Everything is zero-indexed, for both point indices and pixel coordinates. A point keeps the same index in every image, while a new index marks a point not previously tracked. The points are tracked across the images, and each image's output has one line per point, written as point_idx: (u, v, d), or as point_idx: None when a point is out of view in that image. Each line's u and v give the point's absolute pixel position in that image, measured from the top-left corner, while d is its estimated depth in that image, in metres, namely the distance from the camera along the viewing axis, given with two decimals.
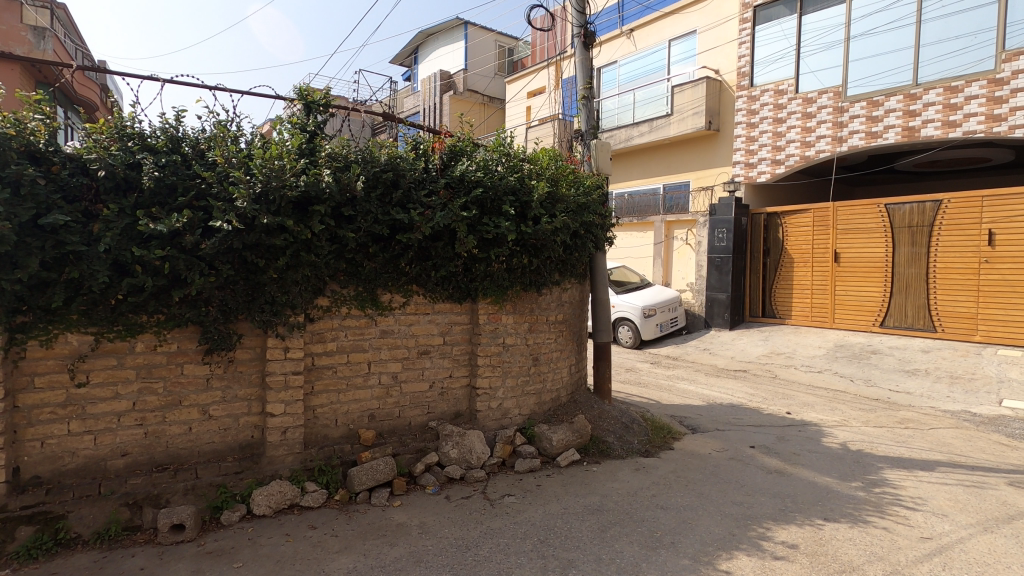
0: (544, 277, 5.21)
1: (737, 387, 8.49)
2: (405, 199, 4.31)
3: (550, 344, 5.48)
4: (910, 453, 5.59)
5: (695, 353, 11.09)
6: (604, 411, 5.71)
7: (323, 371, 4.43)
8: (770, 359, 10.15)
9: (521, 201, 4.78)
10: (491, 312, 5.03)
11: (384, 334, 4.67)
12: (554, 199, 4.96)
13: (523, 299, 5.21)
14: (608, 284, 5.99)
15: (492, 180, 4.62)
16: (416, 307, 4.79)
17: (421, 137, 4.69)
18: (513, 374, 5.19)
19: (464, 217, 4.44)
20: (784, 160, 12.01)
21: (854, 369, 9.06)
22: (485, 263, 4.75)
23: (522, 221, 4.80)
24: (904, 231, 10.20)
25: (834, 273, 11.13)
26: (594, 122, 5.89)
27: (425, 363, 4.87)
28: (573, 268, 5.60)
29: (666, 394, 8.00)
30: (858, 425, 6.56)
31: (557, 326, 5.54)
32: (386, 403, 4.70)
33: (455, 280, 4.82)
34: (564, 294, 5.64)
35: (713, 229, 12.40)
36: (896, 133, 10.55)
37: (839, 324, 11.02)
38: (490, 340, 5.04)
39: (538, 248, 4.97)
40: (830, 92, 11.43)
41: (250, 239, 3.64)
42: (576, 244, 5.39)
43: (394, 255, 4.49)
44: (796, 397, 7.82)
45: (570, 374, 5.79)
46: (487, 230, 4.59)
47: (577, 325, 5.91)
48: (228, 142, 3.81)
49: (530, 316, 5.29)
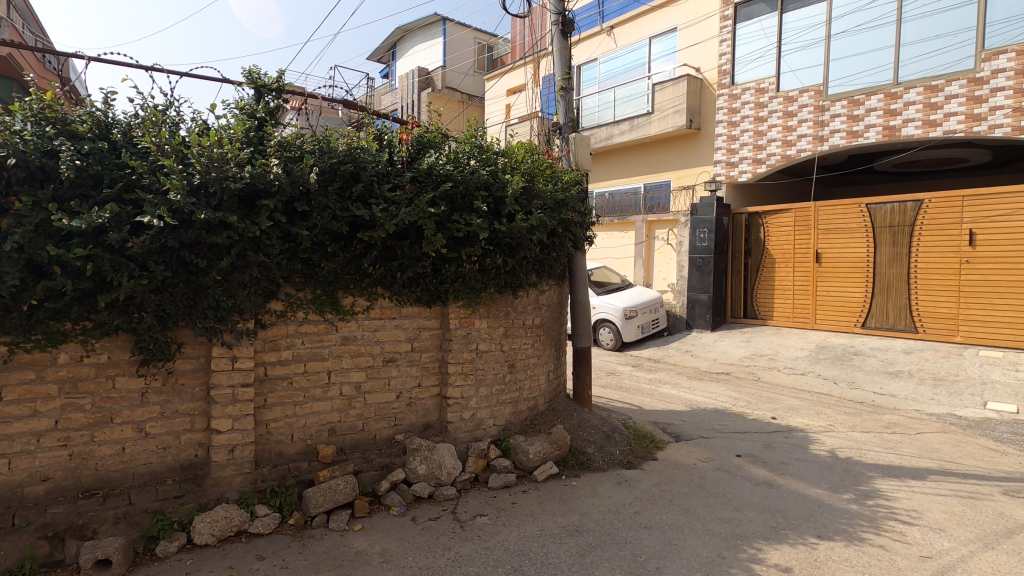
0: (520, 279, 4.88)
1: (720, 391, 8.27)
2: (366, 194, 3.96)
3: (527, 350, 5.15)
4: (900, 460, 5.39)
5: (676, 355, 10.87)
6: (584, 420, 5.40)
7: (277, 383, 4.04)
8: (752, 361, 9.97)
9: (494, 197, 4.44)
10: (463, 316, 4.68)
11: (346, 341, 4.30)
12: (530, 195, 4.63)
13: (497, 301, 4.88)
14: (588, 285, 5.68)
15: (463, 173, 4.28)
16: (381, 312, 4.43)
17: (385, 128, 4.32)
18: (487, 383, 4.86)
19: (432, 213, 4.10)
20: (765, 159, 11.88)
21: (837, 371, 8.91)
22: (455, 263, 4.42)
23: (496, 218, 4.47)
24: (885, 231, 10.11)
25: (816, 274, 11.02)
26: (572, 115, 5.58)
27: (391, 371, 4.51)
28: (551, 269, 5.28)
29: (648, 399, 7.74)
30: (845, 430, 6.37)
31: (534, 330, 5.22)
32: (348, 415, 4.33)
33: (423, 282, 4.47)
34: (542, 296, 5.32)
35: (694, 229, 12.22)
36: (876, 133, 10.46)
37: (821, 325, 10.91)
38: (461, 346, 4.69)
39: (513, 247, 4.64)
40: (811, 91, 11.31)
41: (187, 237, 3.26)
42: (555, 243, 5.06)
43: (355, 255, 4.13)
44: (780, 401, 7.62)
45: (548, 381, 5.48)
46: (457, 228, 4.25)
47: (555, 329, 5.60)
48: (163, 128, 3.40)
49: (506, 321, 4.96)
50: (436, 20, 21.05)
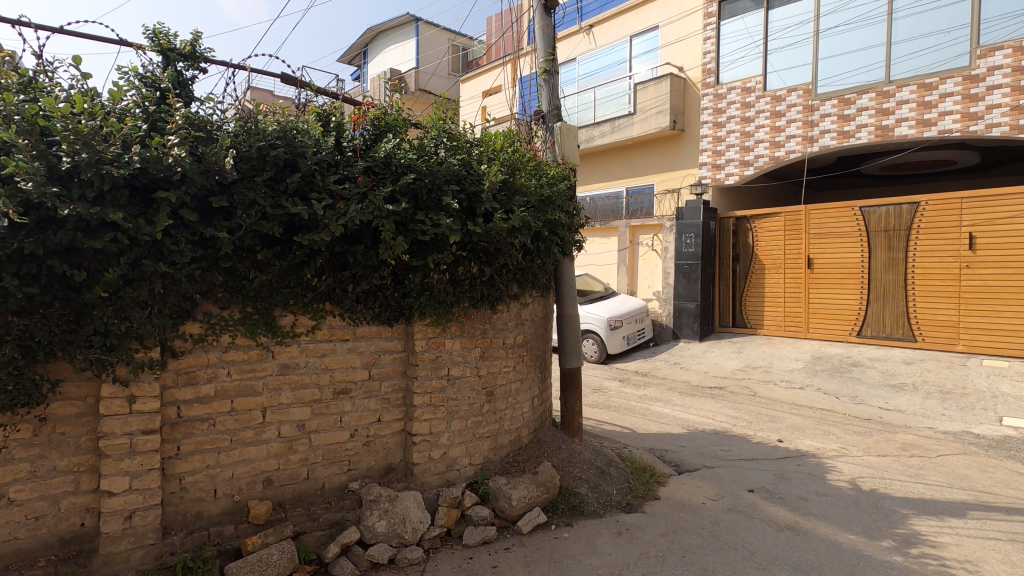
0: (498, 291, 4.14)
1: (716, 408, 7.62)
2: (306, 188, 3.16)
3: (508, 374, 4.39)
4: (930, 491, 4.77)
5: (665, 368, 10.22)
6: (574, 453, 4.65)
7: (195, 426, 3.22)
8: (746, 374, 9.36)
9: (467, 192, 3.70)
10: (431, 336, 3.91)
11: (285, 370, 3.49)
12: (511, 190, 3.88)
13: (473, 317, 4.12)
14: (576, 296, 4.93)
15: (429, 163, 3.52)
16: (330, 332, 3.62)
17: (333, 107, 3.54)
18: (461, 415, 4.08)
19: (390, 212, 3.33)
20: (753, 161, 11.35)
21: (837, 385, 8.34)
22: (420, 273, 3.66)
23: (470, 218, 3.73)
24: (881, 235, 9.66)
25: (808, 280, 10.52)
26: (556, 101, 4.86)
27: (344, 406, 3.70)
28: (535, 280, 4.54)
29: (640, 420, 7.02)
30: (860, 454, 5.75)
31: (516, 350, 4.47)
32: (288, 462, 3.51)
33: (382, 296, 3.69)
34: (525, 310, 4.58)
35: (680, 234, 11.65)
36: (869, 133, 10.02)
37: (813, 334, 10.40)
38: (429, 373, 3.91)
39: (490, 253, 3.90)
40: (800, 90, 10.83)
41: (53, 240, 2.44)
42: (540, 249, 4.32)
43: (295, 263, 3.34)
44: (783, 420, 6.98)
45: (531, 410, 4.73)
46: (422, 230, 3.49)
47: (539, 348, 4.86)
48: (23, 97, 2.55)
49: (482, 340, 4.19)
50: (408, 20, 20.27)
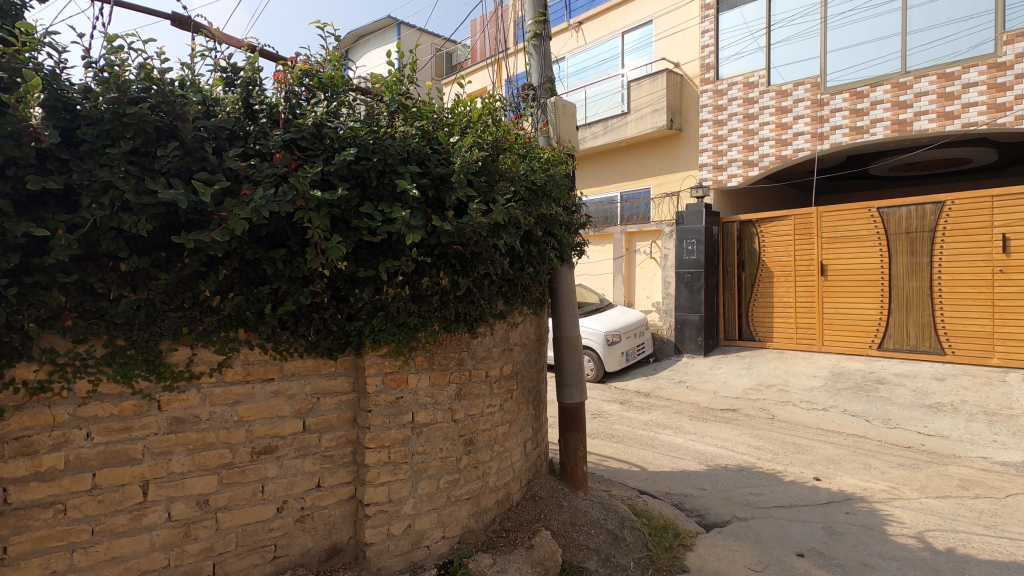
0: (479, 309, 3.18)
1: (734, 436, 6.65)
2: (192, 165, 2.18)
3: (493, 415, 3.41)
4: (1019, 548, 3.85)
5: (669, 388, 9.24)
6: (578, 513, 3.68)
7: (35, 516, 2.22)
8: (760, 394, 8.41)
9: (433, 177, 2.73)
10: (389, 370, 2.94)
11: (179, 426, 2.49)
12: (493, 175, 2.92)
13: (445, 344, 3.15)
14: (577, 313, 3.96)
15: (379, 136, 2.56)
16: (247, 370, 2.64)
17: (246, 59, 2.58)
18: (431, 474, 3.09)
19: (323, 201, 2.38)
20: (758, 161, 10.52)
21: (865, 406, 7.42)
22: (371, 287, 2.71)
23: (438, 211, 2.77)
24: (901, 238, 8.84)
25: (821, 288, 9.68)
26: (550, 72, 3.92)
27: (268, 470, 2.71)
28: (526, 293, 3.57)
29: (648, 454, 6.04)
30: (915, 495, 4.83)
31: (503, 384, 3.49)
32: (185, 555, 2.52)
33: (319, 319, 2.71)
34: (513, 332, 3.62)
35: (681, 241, 10.79)
36: (884, 128, 9.24)
37: (829, 347, 9.53)
38: (387, 421, 2.93)
39: (467, 259, 2.95)
40: (808, 83, 10.02)
41: None
42: (533, 253, 3.35)
43: (185, 276, 2.36)
44: (814, 451, 6.04)
45: (524, 457, 3.74)
46: (371, 226, 2.52)
47: (532, 379, 3.89)
48: None
49: (459, 373, 3.21)
50: (390, 23, 19.36)
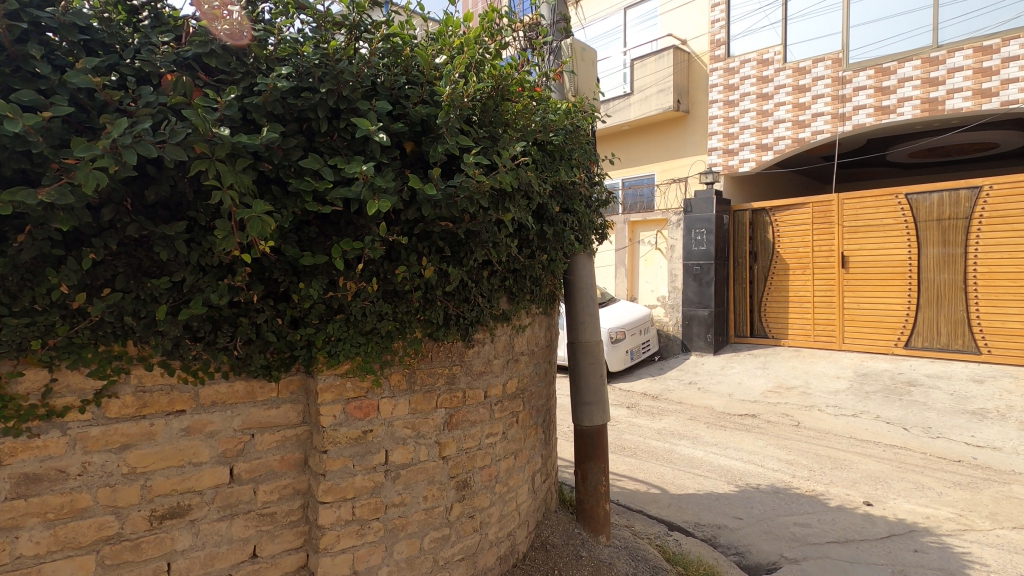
0: (476, 309, 2.37)
1: (760, 448, 5.90)
2: (16, 85, 1.36)
3: (493, 446, 2.62)
4: None
5: (679, 390, 8.49)
6: (602, 566, 2.89)
7: None
8: (780, 398, 7.68)
9: (412, 122, 1.90)
10: (352, 396, 2.13)
11: (29, 487, 1.68)
12: (497, 124, 2.10)
13: (430, 357, 2.34)
14: (596, 312, 3.15)
15: (329, 57, 1.73)
16: (141, 400, 1.83)
17: None
18: (411, 532, 2.29)
19: (242, 149, 1.56)
20: (772, 144, 9.74)
21: (900, 412, 6.70)
22: (323, 278, 1.90)
23: (419, 173, 1.97)
24: (931, 227, 8.12)
25: (842, 282, 8.96)
26: (565, 7, 3.08)
27: (176, 542, 1.91)
28: (536, 289, 2.77)
29: (667, 471, 5.26)
30: (989, 524, 4.10)
31: (506, 405, 2.70)
32: None
33: (248, 324, 1.89)
34: (520, 337, 2.82)
35: (689, 230, 10.02)
36: (913, 107, 8.48)
37: (850, 345, 8.83)
38: (349, 465, 2.12)
39: (460, 241, 2.15)
40: (828, 59, 9.20)
41: None
42: (547, 236, 2.55)
43: (25, 264, 1.54)
44: (854, 467, 5.30)
45: (531, 496, 2.96)
46: (316, 189, 1.71)
47: (542, 396, 3.09)
48: None
49: (448, 396, 2.41)
50: None
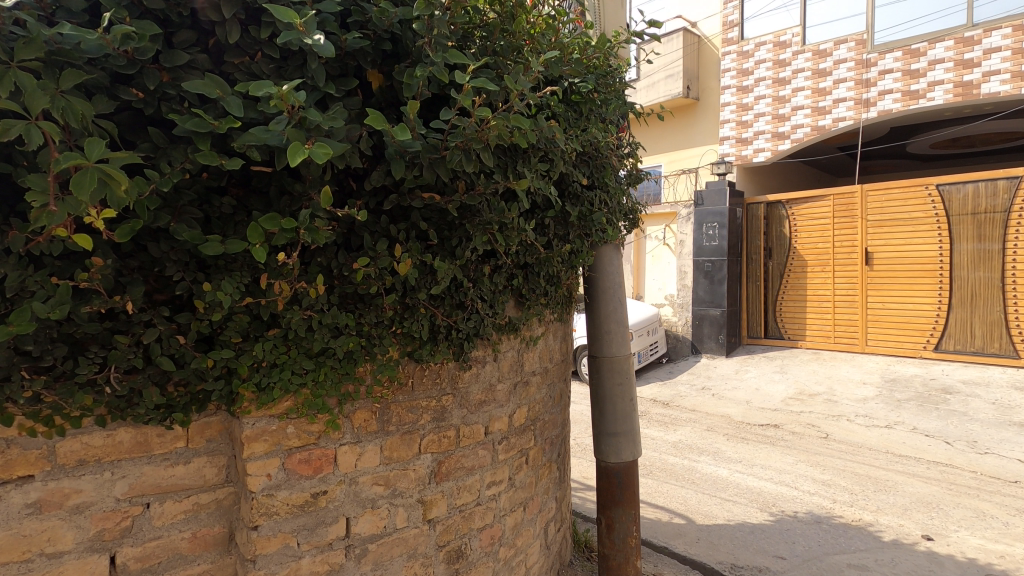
0: (473, 317, 1.74)
1: (790, 466, 5.28)
2: None
3: (495, 497, 1.97)
4: None
5: (692, 396, 7.85)
6: None
7: None
8: (803, 405, 7.06)
9: (379, 36, 1.23)
10: (297, 445, 1.49)
11: None
12: (505, 53, 1.45)
13: (410, 385, 1.70)
14: (625, 317, 2.50)
15: None
16: None
17: None
18: None
19: (69, 53, 0.93)
20: (789, 133, 9.12)
21: (939, 423, 6.09)
22: (241, 276, 1.25)
23: (390, 117, 1.32)
24: (966, 221, 7.51)
25: (865, 280, 8.34)
26: None
27: None
28: (553, 289, 2.12)
29: (690, 494, 4.63)
30: None
31: (512, 442, 2.05)
32: None
33: (128, 346, 1.25)
34: (531, 351, 2.17)
35: (700, 224, 9.38)
36: (945, 91, 7.86)
37: (873, 348, 8.23)
38: (292, 545, 1.48)
39: (451, 222, 1.51)
40: (851, 41, 8.55)
41: None
42: (570, 219, 1.91)
43: None
44: (901, 491, 4.67)
45: (544, 554, 2.32)
46: (216, 131, 1.06)
47: (558, 425, 2.45)
48: None
49: (436, 437, 1.76)
50: None
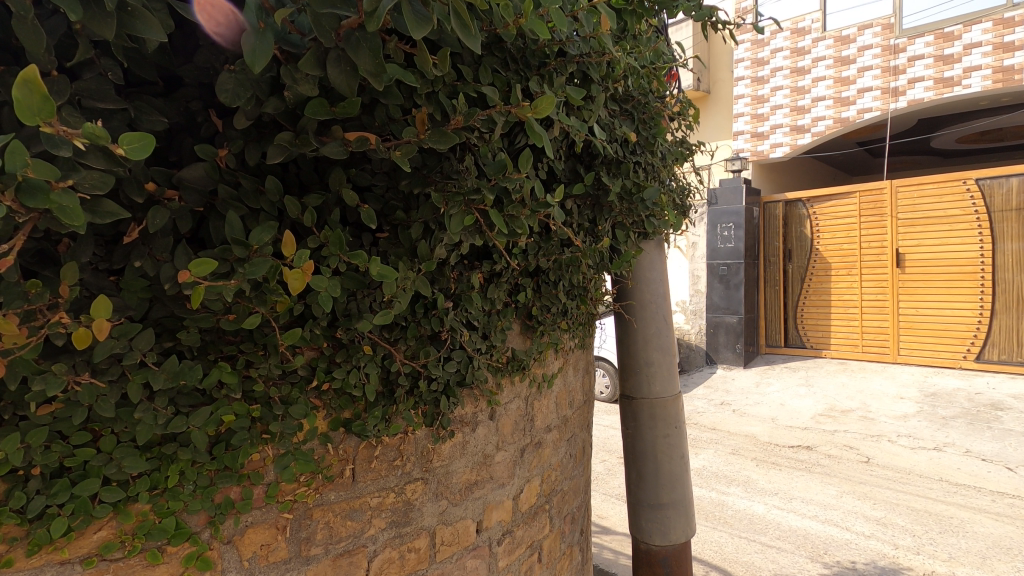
0: (456, 357, 1.07)
1: (834, 499, 4.58)
2: None
3: None
4: None
5: (710, 412, 7.14)
6: None
7: None
8: (835, 423, 6.36)
9: None
10: None
11: None
12: None
13: (351, 475, 1.01)
14: (671, 337, 1.83)
15: None
16: None
17: None
18: None
19: None
20: (810, 126, 8.44)
21: (996, 445, 5.40)
22: None
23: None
24: (1009, 217, 6.86)
25: (896, 283, 7.67)
26: None
27: None
28: (576, 307, 1.43)
29: (723, 538, 3.92)
30: None
31: (515, 536, 1.36)
32: None
33: None
34: (542, 399, 1.47)
35: (714, 225, 8.69)
36: (984, 78, 7.17)
37: (906, 358, 7.55)
38: None
39: (410, 193, 0.84)
40: (877, 25, 7.82)
41: None
42: (606, 196, 1.24)
43: None
44: (971, 532, 3.97)
45: None
46: None
47: (581, 493, 1.76)
48: None
49: (394, 554, 1.08)
50: None
